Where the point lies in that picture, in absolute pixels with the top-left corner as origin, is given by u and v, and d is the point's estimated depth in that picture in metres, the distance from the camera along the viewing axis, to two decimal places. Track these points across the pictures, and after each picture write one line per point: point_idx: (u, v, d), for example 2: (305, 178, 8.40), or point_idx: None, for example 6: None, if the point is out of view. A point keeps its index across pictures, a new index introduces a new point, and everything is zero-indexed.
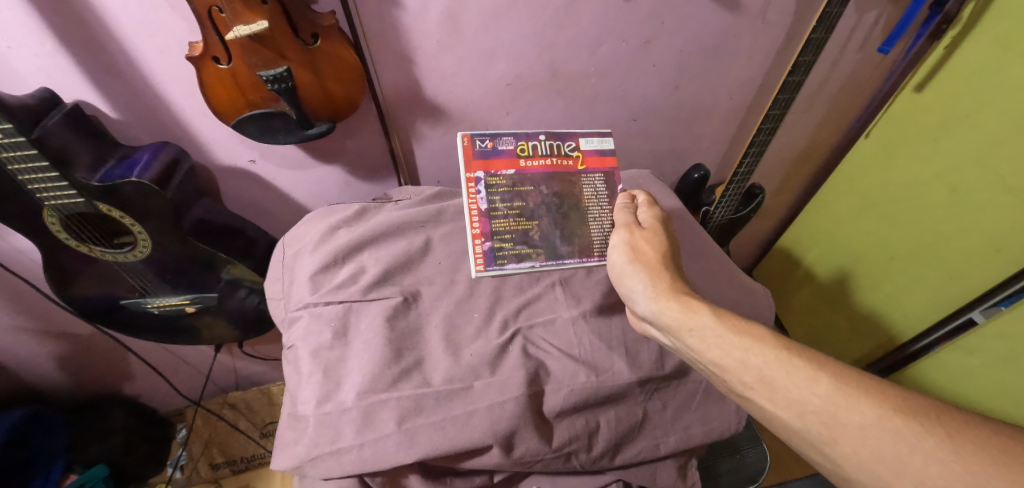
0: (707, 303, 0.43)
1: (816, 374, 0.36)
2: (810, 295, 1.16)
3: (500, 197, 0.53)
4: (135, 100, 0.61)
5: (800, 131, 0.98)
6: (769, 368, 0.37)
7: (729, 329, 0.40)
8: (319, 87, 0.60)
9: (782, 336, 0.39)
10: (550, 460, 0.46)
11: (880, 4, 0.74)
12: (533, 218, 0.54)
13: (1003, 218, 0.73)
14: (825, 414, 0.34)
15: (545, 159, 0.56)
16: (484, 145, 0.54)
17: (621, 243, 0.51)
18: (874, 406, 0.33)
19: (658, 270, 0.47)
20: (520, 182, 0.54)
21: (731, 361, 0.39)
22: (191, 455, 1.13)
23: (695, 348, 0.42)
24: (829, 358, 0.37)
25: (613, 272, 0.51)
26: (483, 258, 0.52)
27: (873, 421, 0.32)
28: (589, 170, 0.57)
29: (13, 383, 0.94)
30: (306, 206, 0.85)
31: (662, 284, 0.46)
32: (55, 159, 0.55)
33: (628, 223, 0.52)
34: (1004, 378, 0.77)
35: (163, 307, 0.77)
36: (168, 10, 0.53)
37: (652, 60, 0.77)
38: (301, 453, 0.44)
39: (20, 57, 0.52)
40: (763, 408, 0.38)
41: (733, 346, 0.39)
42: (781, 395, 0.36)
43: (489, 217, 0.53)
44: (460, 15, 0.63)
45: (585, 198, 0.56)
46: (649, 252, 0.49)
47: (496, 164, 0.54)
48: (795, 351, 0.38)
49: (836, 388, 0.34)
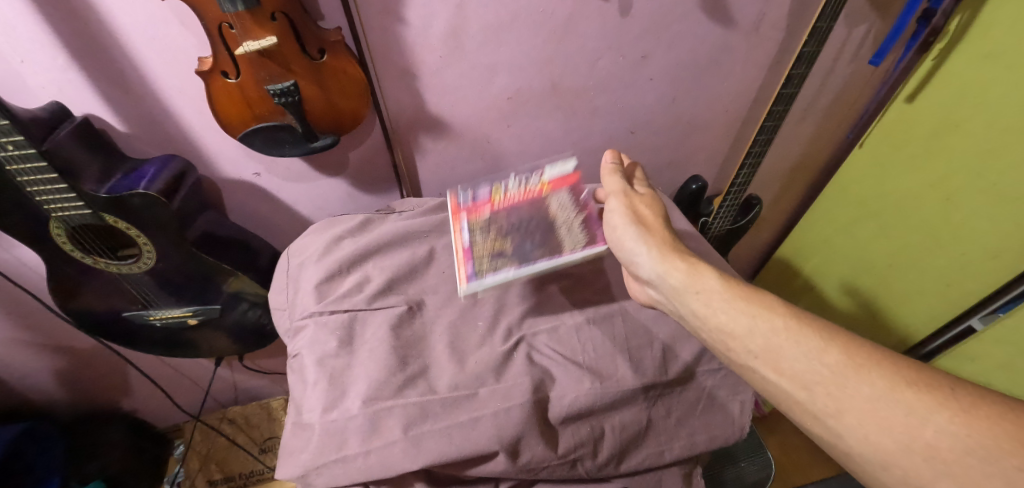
0: (707, 263, 0.45)
1: (826, 345, 0.36)
2: (808, 305, 1.17)
3: (479, 229, 0.56)
4: (146, 115, 0.62)
5: (796, 141, 1.00)
6: (777, 337, 0.38)
7: (735, 295, 0.41)
8: (325, 101, 0.61)
9: (792, 309, 0.40)
10: (555, 466, 0.46)
11: (867, 18, 0.77)
12: (506, 238, 0.55)
13: (997, 226, 0.74)
14: (833, 385, 0.34)
15: (517, 194, 0.59)
16: (465, 195, 0.59)
17: (621, 205, 0.52)
18: (886, 378, 0.33)
19: (660, 236, 0.48)
20: (495, 215, 0.57)
21: (738, 328, 0.40)
22: (188, 472, 1.12)
23: (699, 314, 0.43)
24: (838, 330, 0.37)
25: (613, 234, 0.52)
26: (467, 272, 0.52)
27: (884, 392, 0.32)
28: (554, 190, 0.60)
29: (10, 398, 0.93)
30: (310, 219, 0.86)
31: (665, 247, 0.47)
32: (64, 171, 0.56)
33: (625, 190, 0.53)
34: (1008, 381, 0.77)
35: (165, 319, 0.77)
36: (178, 27, 0.54)
37: (649, 73, 0.79)
38: (306, 461, 0.44)
39: (32, 72, 0.53)
40: (767, 379, 0.38)
41: (740, 311, 0.40)
42: (786, 366, 0.36)
43: (471, 246, 0.55)
44: (462, 31, 0.65)
45: (552, 211, 0.58)
46: (649, 218, 0.51)
47: (477, 208, 0.58)
48: (806, 322, 0.38)
49: (846, 359, 0.35)
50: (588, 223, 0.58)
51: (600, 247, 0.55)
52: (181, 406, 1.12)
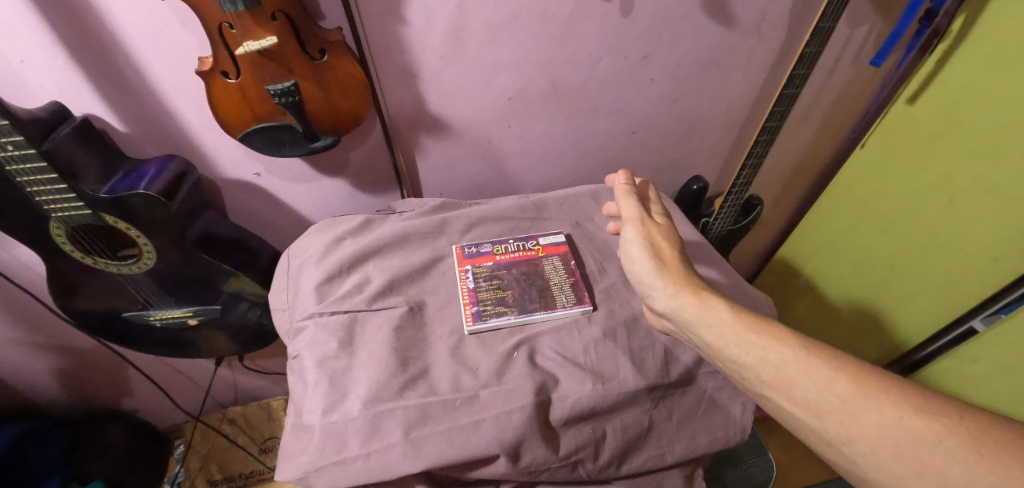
0: (720, 297, 0.46)
1: (835, 373, 0.37)
2: (810, 306, 1.16)
3: (484, 278, 0.59)
4: (145, 115, 0.62)
5: (797, 142, 1.00)
6: (788, 367, 0.39)
7: (746, 327, 0.42)
8: (326, 102, 0.61)
9: (802, 338, 0.41)
10: (556, 469, 0.46)
11: (868, 19, 0.77)
12: (509, 289, 0.58)
13: (997, 228, 0.74)
14: (845, 413, 0.35)
15: (516, 252, 0.63)
16: (469, 248, 0.62)
17: (638, 235, 0.52)
18: (895, 406, 0.34)
19: (676, 270, 0.48)
20: (498, 269, 0.61)
21: (750, 359, 0.41)
22: (188, 472, 1.12)
23: (712, 345, 0.44)
24: (846, 357, 0.39)
25: (630, 267, 0.52)
26: (471, 314, 0.55)
27: (894, 420, 0.34)
28: (551, 252, 0.63)
29: (10, 398, 0.93)
30: (310, 219, 0.86)
31: (682, 282, 0.47)
32: (64, 171, 0.55)
33: (641, 218, 0.53)
34: (1009, 383, 0.77)
35: (165, 320, 0.76)
36: (178, 27, 0.54)
37: (650, 73, 0.78)
38: (306, 463, 0.43)
39: (32, 71, 0.53)
40: (780, 407, 0.39)
41: (752, 343, 0.41)
42: (799, 395, 0.38)
43: (475, 290, 0.58)
44: (463, 31, 0.65)
45: (550, 267, 0.61)
46: (666, 250, 0.51)
47: (480, 259, 0.61)
48: (815, 351, 0.39)
49: (855, 388, 0.36)
50: (578, 282, 0.59)
51: (590, 308, 0.56)
52: (181, 406, 1.12)
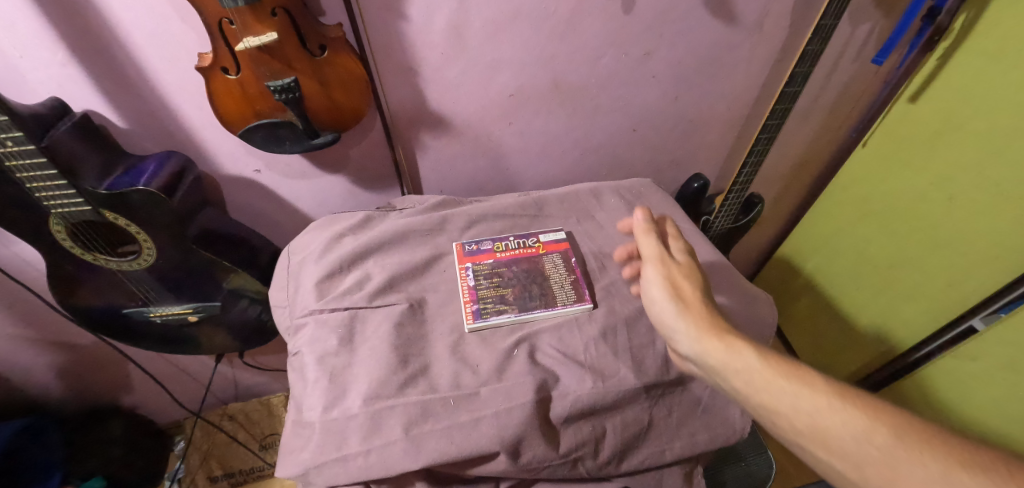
0: (746, 340, 0.43)
1: (872, 423, 0.34)
2: (811, 303, 1.16)
3: (484, 276, 0.59)
4: (144, 111, 0.62)
5: (798, 140, 0.99)
6: (820, 415, 0.36)
7: (775, 372, 0.40)
8: (326, 98, 0.61)
9: (836, 383, 0.38)
10: (557, 466, 0.46)
11: (872, 17, 0.77)
12: (509, 287, 0.58)
13: (997, 226, 0.74)
14: (885, 467, 0.32)
15: (516, 250, 0.63)
16: (470, 245, 0.62)
17: (659, 276, 0.50)
18: (941, 461, 0.31)
19: (698, 311, 0.46)
20: (498, 267, 0.61)
21: (780, 406, 0.38)
22: (188, 468, 1.12)
23: (741, 392, 0.41)
24: (883, 404, 0.36)
25: (652, 310, 0.49)
26: (471, 312, 0.55)
27: (940, 476, 0.30)
28: (550, 252, 0.63)
29: (11, 394, 0.93)
30: (309, 215, 0.86)
31: (704, 324, 0.45)
32: (63, 167, 0.55)
33: (661, 256, 0.51)
34: (1009, 384, 0.76)
35: (165, 316, 0.76)
36: (178, 22, 0.54)
37: (652, 71, 0.78)
38: (306, 460, 0.43)
39: (31, 67, 0.53)
40: (819, 461, 0.36)
41: (780, 389, 0.39)
42: (834, 445, 0.35)
43: (475, 289, 0.57)
44: (464, 28, 0.64)
45: (549, 268, 0.61)
46: (687, 290, 0.48)
47: (480, 257, 0.61)
48: (848, 396, 0.37)
49: (896, 441, 0.33)
50: (578, 279, 0.59)
51: (590, 306, 0.56)
52: (182, 402, 1.12)
